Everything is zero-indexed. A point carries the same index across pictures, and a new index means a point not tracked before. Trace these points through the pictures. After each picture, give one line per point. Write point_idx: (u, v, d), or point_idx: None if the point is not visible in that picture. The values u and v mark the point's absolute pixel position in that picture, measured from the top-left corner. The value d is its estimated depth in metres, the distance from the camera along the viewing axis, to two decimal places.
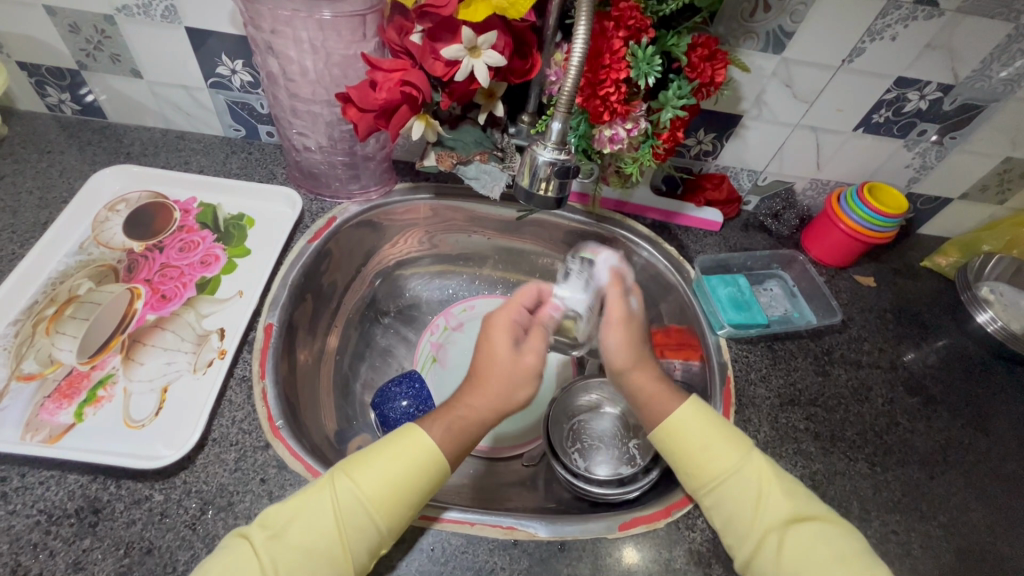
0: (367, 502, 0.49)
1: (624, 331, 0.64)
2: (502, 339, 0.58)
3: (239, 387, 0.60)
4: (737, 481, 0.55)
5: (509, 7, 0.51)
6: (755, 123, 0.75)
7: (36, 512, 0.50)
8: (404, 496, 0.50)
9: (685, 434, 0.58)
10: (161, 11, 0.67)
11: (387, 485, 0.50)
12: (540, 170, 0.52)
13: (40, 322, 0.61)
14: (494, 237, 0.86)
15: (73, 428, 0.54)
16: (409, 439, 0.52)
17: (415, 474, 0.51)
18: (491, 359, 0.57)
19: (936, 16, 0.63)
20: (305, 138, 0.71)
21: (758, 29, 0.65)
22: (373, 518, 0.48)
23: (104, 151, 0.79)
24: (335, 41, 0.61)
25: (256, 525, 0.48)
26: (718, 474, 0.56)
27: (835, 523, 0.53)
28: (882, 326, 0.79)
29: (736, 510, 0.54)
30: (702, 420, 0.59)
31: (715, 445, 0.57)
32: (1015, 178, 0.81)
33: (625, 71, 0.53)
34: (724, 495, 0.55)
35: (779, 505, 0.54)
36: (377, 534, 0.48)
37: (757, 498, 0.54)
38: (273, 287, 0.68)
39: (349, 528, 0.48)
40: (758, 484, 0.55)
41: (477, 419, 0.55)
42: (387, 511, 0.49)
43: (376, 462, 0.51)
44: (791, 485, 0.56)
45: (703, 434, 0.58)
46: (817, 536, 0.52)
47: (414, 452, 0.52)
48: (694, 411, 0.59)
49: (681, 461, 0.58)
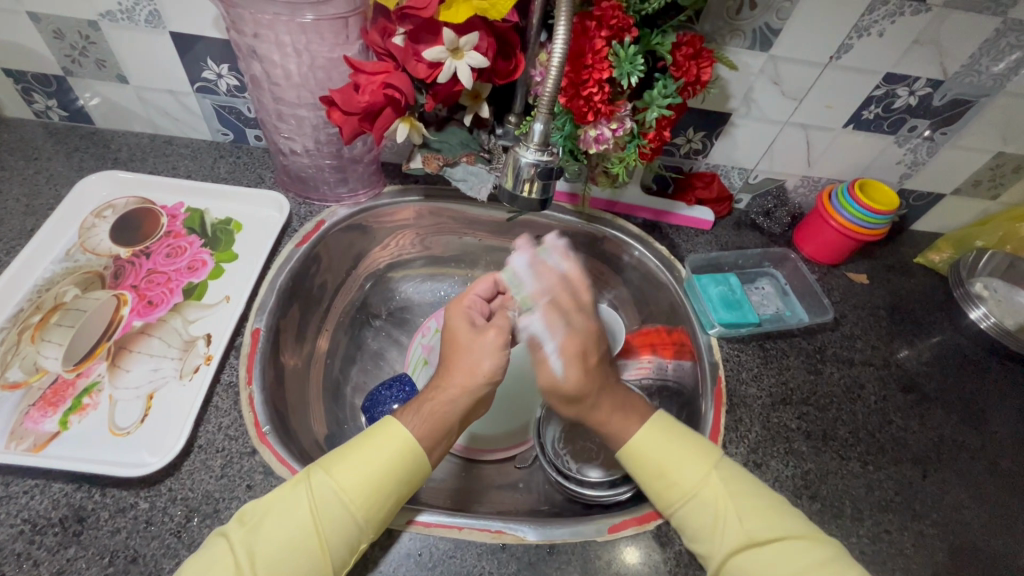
0: (347, 497, 0.49)
1: (575, 361, 0.61)
2: (484, 364, 0.57)
3: (226, 393, 0.59)
4: (695, 503, 0.54)
5: (490, 8, 0.51)
6: (743, 121, 0.75)
7: (20, 521, 0.50)
8: (384, 487, 0.50)
9: (645, 453, 0.57)
10: (145, 16, 0.67)
11: (365, 478, 0.50)
12: (523, 172, 0.52)
13: (25, 331, 0.61)
14: (485, 239, 0.85)
15: (58, 436, 0.54)
16: (388, 431, 0.53)
17: (393, 468, 0.51)
18: (471, 382, 0.56)
19: (924, 11, 0.63)
20: (292, 142, 0.71)
21: (744, 27, 0.65)
22: (351, 511, 0.48)
23: (92, 157, 0.79)
24: (319, 44, 0.61)
25: (235, 521, 0.48)
26: (678, 495, 0.55)
27: (799, 541, 0.51)
28: (875, 323, 0.78)
29: (696, 531, 0.54)
30: (663, 440, 0.58)
31: (674, 466, 0.56)
32: (1008, 173, 0.80)
33: (608, 71, 0.53)
34: (684, 517, 0.54)
35: (738, 526, 0.53)
36: (356, 526, 0.48)
37: (716, 519, 0.53)
38: (261, 292, 0.67)
39: (326, 522, 0.47)
40: (717, 506, 0.54)
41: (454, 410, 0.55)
42: (361, 509, 0.49)
43: (358, 453, 0.51)
44: (754, 501, 0.54)
45: (664, 456, 0.57)
46: (777, 556, 0.51)
47: (395, 444, 0.52)
48: (655, 432, 0.58)
49: (644, 481, 0.58)
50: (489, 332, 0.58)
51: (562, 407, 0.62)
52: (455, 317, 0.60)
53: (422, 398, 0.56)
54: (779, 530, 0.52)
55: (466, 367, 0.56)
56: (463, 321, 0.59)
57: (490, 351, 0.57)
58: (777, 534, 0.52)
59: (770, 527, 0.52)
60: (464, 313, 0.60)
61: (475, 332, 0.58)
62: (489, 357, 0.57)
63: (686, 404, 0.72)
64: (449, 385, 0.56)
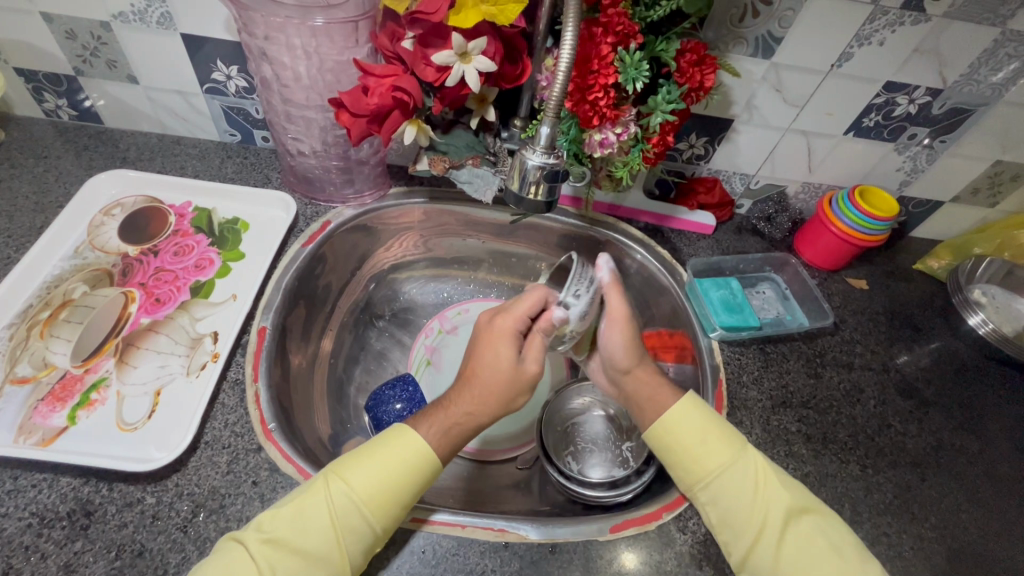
0: (364, 504, 0.49)
1: (623, 326, 0.64)
2: (518, 400, 0.58)
3: (232, 390, 0.60)
4: (732, 475, 0.56)
5: (498, 14, 0.52)
6: (745, 127, 0.76)
7: (28, 515, 0.50)
8: (397, 497, 0.51)
9: (680, 425, 0.59)
10: (157, 17, 0.68)
11: (381, 484, 0.51)
12: (530, 174, 0.53)
13: (34, 326, 0.61)
14: (489, 241, 0.86)
15: (66, 431, 0.55)
16: (402, 439, 0.53)
17: (410, 476, 0.52)
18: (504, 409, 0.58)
19: (923, 21, 0.64)
20: (299, 142, 0.72)
21: (747, 34, 0.66)
22: (367, 519, 0.49)
23: (101, 155, 0.79)
24: (328, 47, 0.62)
25: (253, 527, 0.49)
26: (714, 468, 0.57)
27: (823, 515, 0.55)
28: (874, 328, 0.79)
29: (733, 506, 0.55)
30: (697, 417, 0.59)
31: (706, 442, 0.58)
32: (1006, 181, 0.81)
33: (613, 76, 0.54)
34: (722, 489, 0.56)
35: (777, 498, 0.55)
36: (374, 532, 0.49)
37: (753, 491, 0.55)
38: (267, 290, 0.68)
39: (345, 529, 0.48)
40: (754, 480, 0.56)
41: (476, 420, 0.57)
42: (382, 512, 0.50)
43: (373, 460, 0.52)
44: (780, 476, 0.57)
45: (697, 434, 0.58)
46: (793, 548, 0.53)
47: (410, 452, 0.53)
48: (690, 408, 0.60)
49: (677, 457, 0.58)
50: (529, 368, 0.58)
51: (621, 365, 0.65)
52: (499, 340, 0.58)
53: (446, 410, 0.57)
54: (805, 502, 0.56)
55: (500, 403, 0.57)
56: (507, 347, 0.58)
57: (526, 387, 0.58)
58: (807, 508, 0.55)
59: (800, 500, 0.55)
60: (507, 338, 0.59)
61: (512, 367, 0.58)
62: (522, 394, 0.58)
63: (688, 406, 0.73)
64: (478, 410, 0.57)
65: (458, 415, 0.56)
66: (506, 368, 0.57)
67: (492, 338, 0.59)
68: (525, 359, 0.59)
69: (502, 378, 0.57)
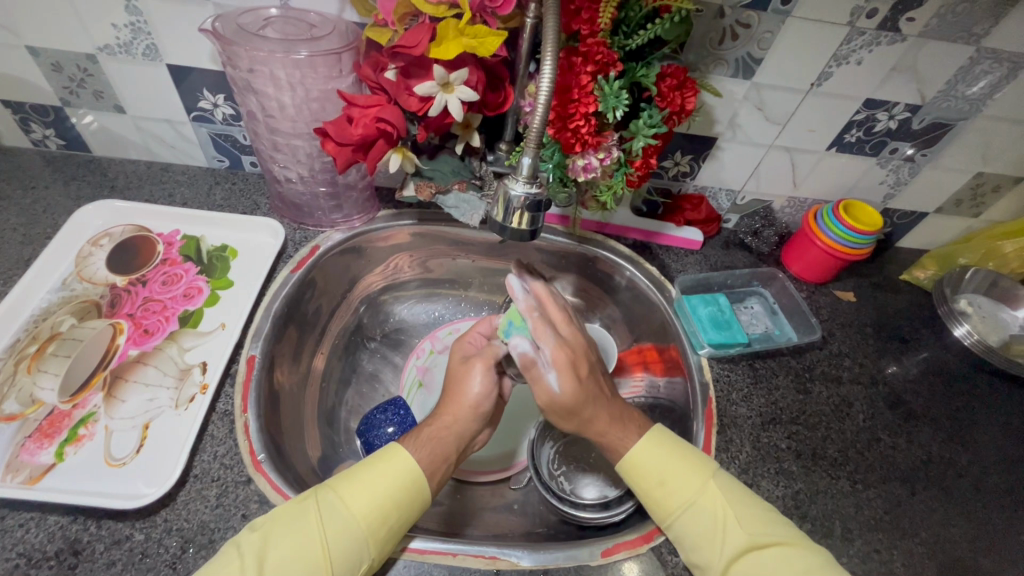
0: (353, 515, 0.50)
1: (567, 375, 0.59)
2: (471, 390, 0.61)
3: (221, 421, 0.60)
4: (698, 503, 0.56)
5: (480, 46, 0.53)
6: (729, 145, 0.77)
7: (15, 555, 0.50)
8: (385, 512, 0.51)
9: (643, 469, 0.59)
10: (142, 49, 0.69)
11: (370, 497, 0.51)
12: (513, 203, 0.52)
13: (21, 361, 0.61)
14: (479, 260, 0.87)
15: (53, 468, 0.54)
16: (392, 458, 0.55)
17: (396, 493, 0.52)
18: (464, 410, 0.60)
19: (899, 41, 0.65)
20: (287, 170, 0.72)
21: (727, 56, 0.67)
22: (358, 530, 0.49)
23: (89, 185, 0.80)
24: (313, 78, 0.62)
25: (247, 530, 0.49)
26: (683, 495, 0.56)
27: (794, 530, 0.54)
28: (862, 340, 0.80)
29: (705, 528, 0.55)
30: (662, 446, 0.60)
31: (678, 466, 0.58)
32: (988, 191, 0.83)
33: (593, 105, 0.54)
34: (692, 516, 0.55)
35: (744, 519, 0.54)
36: (360, 546, 0.49)
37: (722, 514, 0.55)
38: (256, 319, 0.68)
39: (336, 539, 0.48)
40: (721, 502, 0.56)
41: (446, 429, 0.59)
42: (370, 526, 0.50)
43: (359, 479, 0.53)
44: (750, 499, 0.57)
45: (665, 458, 0.59)
46: (783, 549, 0.52)
47: (397, 468, 0.54)
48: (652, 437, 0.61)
49: (646, 491, 0.59)
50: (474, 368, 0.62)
51: (558, 420, 0.61)
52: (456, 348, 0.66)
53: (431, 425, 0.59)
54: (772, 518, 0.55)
55: (454, 402, 0.61)
56: (461, 351, 0.66)
57: (473, 400, 0.61)
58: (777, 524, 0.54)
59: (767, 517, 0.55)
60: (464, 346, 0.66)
61: (464, 363, 0.63)
62: (472, 384, 0.61)
63: (678, 421, 0.73)
64: (443, 415, 0.60)
65: (437, 430, 0.58)
66: (455, 367, 0.64)
67: (456, 350, 0.66)
68: (476, 382, 0.61)
69: (453, 377, 0.63)
